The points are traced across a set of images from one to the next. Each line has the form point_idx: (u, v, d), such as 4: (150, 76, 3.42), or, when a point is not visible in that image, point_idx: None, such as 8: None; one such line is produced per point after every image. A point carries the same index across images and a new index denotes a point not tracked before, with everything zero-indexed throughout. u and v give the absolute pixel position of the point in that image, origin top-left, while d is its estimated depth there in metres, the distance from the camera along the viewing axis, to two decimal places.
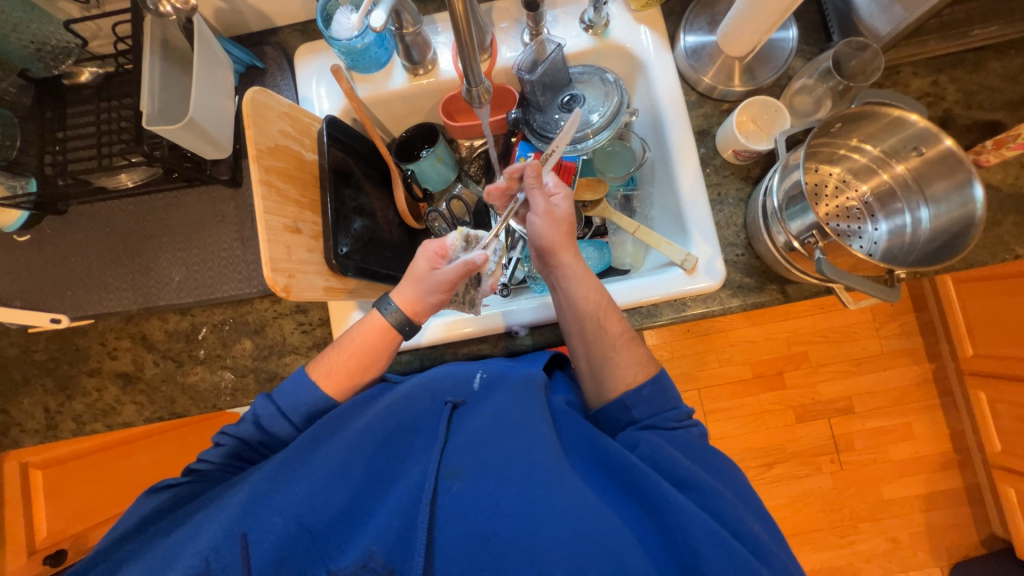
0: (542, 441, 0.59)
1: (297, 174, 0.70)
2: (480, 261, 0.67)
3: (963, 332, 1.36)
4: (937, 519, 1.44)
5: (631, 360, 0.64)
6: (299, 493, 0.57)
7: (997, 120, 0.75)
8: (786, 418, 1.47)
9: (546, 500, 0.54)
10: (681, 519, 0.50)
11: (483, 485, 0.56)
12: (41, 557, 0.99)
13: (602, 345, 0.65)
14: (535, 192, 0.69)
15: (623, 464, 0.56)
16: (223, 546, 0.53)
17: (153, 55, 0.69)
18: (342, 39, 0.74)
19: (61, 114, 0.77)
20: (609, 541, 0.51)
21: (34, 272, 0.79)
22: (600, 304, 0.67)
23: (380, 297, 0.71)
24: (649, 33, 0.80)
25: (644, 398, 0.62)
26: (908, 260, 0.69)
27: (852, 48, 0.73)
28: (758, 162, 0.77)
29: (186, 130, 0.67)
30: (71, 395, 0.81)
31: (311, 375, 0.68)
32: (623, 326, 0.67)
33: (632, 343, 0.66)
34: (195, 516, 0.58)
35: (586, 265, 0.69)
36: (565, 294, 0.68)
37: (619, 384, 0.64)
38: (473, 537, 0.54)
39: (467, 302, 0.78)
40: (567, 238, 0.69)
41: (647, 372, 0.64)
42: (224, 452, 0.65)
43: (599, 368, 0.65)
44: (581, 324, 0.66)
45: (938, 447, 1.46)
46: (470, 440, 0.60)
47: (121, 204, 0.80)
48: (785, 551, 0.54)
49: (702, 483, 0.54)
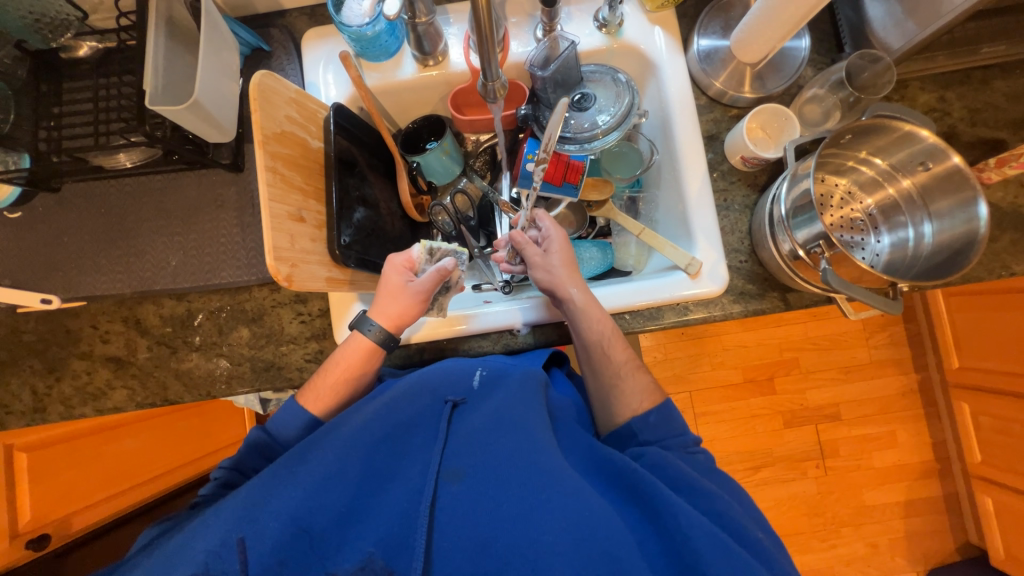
0: (542, 442, 0.58)
1: (303, 162, 0.69)
2: (451, 266, 0.71)
3: (950, 345, 1.39)
4: (916, 525, 1.48)
5: (638, 388, 0.66)
6: (294, 495, 0.55)
7: (1001, 139, 0.75)
8: (774, 423, 1.49)
9: (546, 503, 0.53)
10: (678, 518, 0.50)
11: (484, 487, 0.56)
12: (23, 542, 0.95)
13: (608, 372, 0.67)
14: (525, 246, 0.74)
15: (620, 465, 0.57)
16: (213, 554, 0.51)
17: (158, 32, 0.67)
18: (352, 25, 0.73)
19: (57, 88, 0.75)
20: (609, 543, 0.50)
21: (25, 250, 0.77)
22: (604, 333, 0.68)
23: (358, 318, 0.70)
24: (663, 35, 0.80)
25: (650, 423, 0.63)
26: (910, 273, 0.70)
27: (865, 61, 0.73)
28: (765, 170, 0.78)
29: (189, 112, 0.65)
30: (60, 377, 0.80)
31: (302, 402, 0.68)
32: (629, 354, 0.68)
33: (637, 372, 0.68)
34: (194, 523, 0.56)
35: (591, 295, 0.69)
36: (569, 321, 0.70)
37: (625, 412, 0.65)
38: (473, 538, 0.53)
39: (438, 307, 0.76)
40: (566, 274, 0.70)
41: (654, 399, 0.66)
42: (215, 485, 0.62)
43: (607, 393, 0.68)
44: (589, 353, 0.69)
45: (919, 456, 1.50)
46: (469, 443, 0.60)
47: (117, 184, 0.78)
48: (783, 557, 0.54)
49: (695, 483, 0.55)
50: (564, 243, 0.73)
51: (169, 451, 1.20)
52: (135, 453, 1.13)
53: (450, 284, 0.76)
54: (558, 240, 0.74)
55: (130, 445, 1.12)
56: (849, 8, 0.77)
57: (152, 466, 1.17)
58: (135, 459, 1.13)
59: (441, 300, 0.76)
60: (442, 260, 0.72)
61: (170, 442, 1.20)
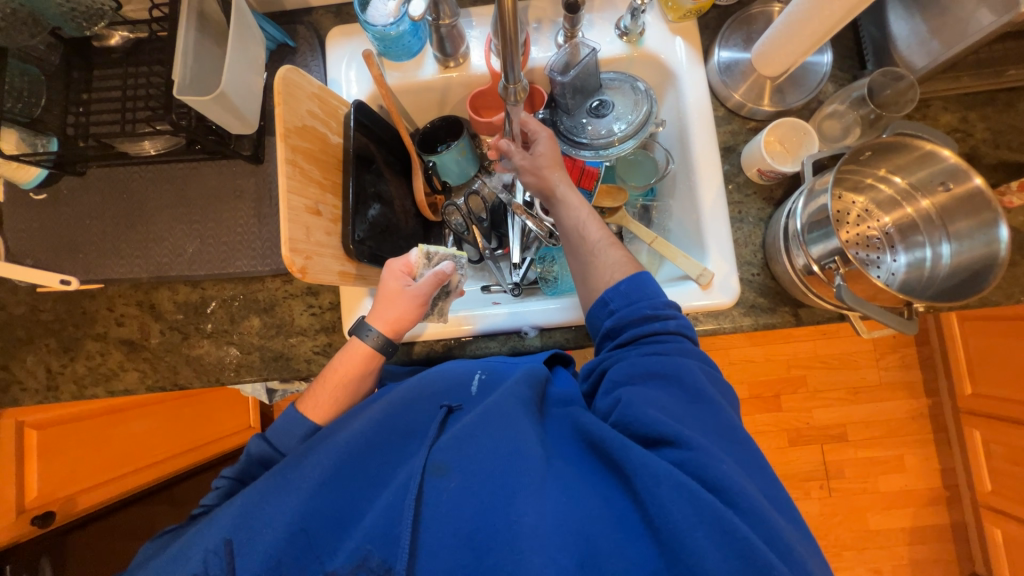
0: (526, 429, 0.55)
1: (322, 156, 0.70)
2: (449, 270, 0.71)
3: (963, 370, 1.36)
4: (921, 553, 1.45)
5: (612, 261, 0.66)
6: (289, 502, 0.54)
7: (1023, 163, 0.75)
8: (778, 441, 1.47)
9: (526, 487, 0.50)
10: (649, 483, 0.47)
11: (470, 480, 0.52)
12: (29, 517, 0.96)
13: (584, 250, 0.68)
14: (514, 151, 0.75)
15: (598, 435, 0.53)
16: (211, 556, 0.52)
17: (189, 24, 0.68)
18: (377, 25, 0.74)
19: (87, 76, 0.77)
20: (585, 523, 0.47)
21: (47, 231, 0.78)
22: (580, 217, 0.70)
23: (358, 323, 0.71)
24: (684, 45, 0.81)
25: (621, 291, 0.62)
26: (925, 294, 0.69)
27: (888, 78, 0.72)
28: (781, 184, 0.78)
29: (215, 103, 0.66)
30: (75, 357, 0.81)
31: (301, 410, 0.69)
32: (606, 232, 0.69)
33: (613, 247, 0.67)
34: (193, 530, 0.57)
35: (571, 186, 0.73)
36: (553, 214, 0.73)
37: (600, 283, 0.65)
38: (458, 532, 0.49)
39: (438, 311, 0.75)
40: (547, 169, 0.73)
41: (627, 272, 0.65)
42: (219, 494, 0.64)
43: (584, 272, 0.68)
44: (568, 238, 0.70)
45: (928, 483, 1.47)
46: (458, 434, 0.56)
47: (141, 170, 0.80)
48: (785, 521, 0.47)
49: (678, 440, 0.49)
50: (550, 143, 0.74)
51: (169, 437, 1.23)
52: (139, 437, 1.15)
53: (449, 288, 0.76)
54: (548, 139, 0.74)
55: (135, 428, 1.14)
56: (873, 26, 0.77)
57: (154, 452, 1.20)
58: (138, 443, 1.16)
59: (441, 304, 0.75)
60: (442, 264, 0.73)
61: (173, 428, 1.23)
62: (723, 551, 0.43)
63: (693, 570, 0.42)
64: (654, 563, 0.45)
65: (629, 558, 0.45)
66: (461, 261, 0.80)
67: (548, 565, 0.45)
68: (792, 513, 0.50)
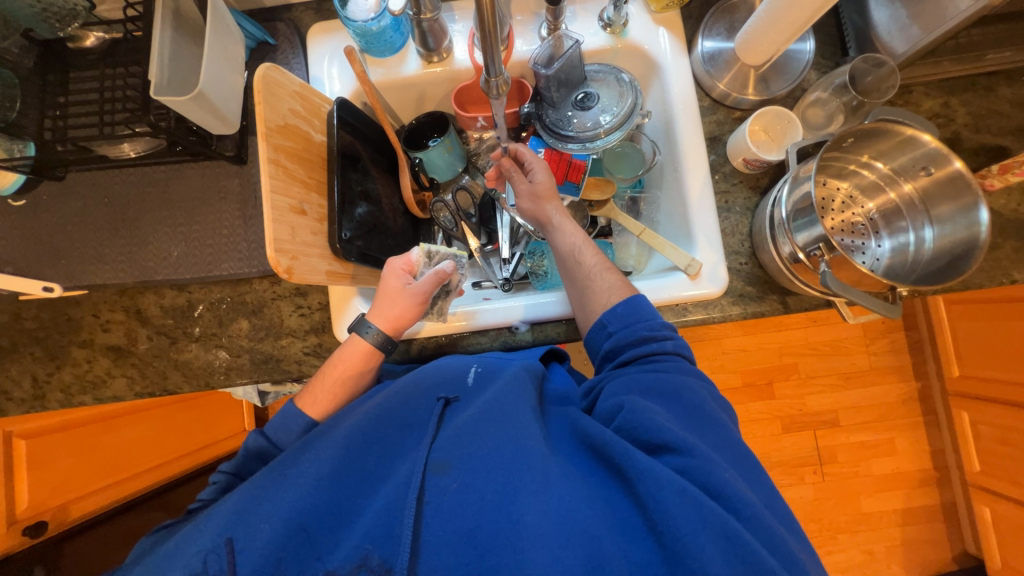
0: (528, 430, 0.55)
1: (306, 155, 0.69)
2: (450, 269, 0.72)
3: (950, 353, 1.39)
4: (913, 533, 1.48)
5: (607, 286, 0.67)
6: (286, 497, 0.53)
7: (1004, 146, 0.75)
8: (772, 428, 1.49)
9: (528, 486, 0.50)
10: (652, 486, 0.47)
11: (472, 478, 0.52)
12: (19, 529, 0.95)
13: (580, 276, 0.69)
14: (513, 175, 0.79)
15: (599, 438, 0.53)
16: (210, 555, 0.50)
17: (164, 24, 0.67)
18: (357, 20, 0.73)
19: (63, 77, 0.75)
20: (590, 523, 0.47)
21: (28, 238, 0.77)
22: (575, 244, 0.73)
23: (357, 319, 0.71)
24: (667, 35, 0.80)
25: (617, 313, 0.62)
26: (908, 279, 0.70)
27: (869, 65, 0.73)
28: (767, 173, 0.78)
29: (193, 102, 0.65)
30: (61, 365, 0.80)
31: (300, 405, 0.68)
32: (601, 259, 0.71)
33: (609, 271, 0.69)
34: (187, 528, 0.55)
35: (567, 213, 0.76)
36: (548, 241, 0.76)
37: (597, 305, 0.66)
38: (460, 529, 0.48)
39: (438, 311, 0.76)
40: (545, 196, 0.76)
41: (624, 295, 0.65)
42: (216, 489, 0.63)
43: (581, 296, 0.69)
44: (563, 263, 0.73)
45: (918, 464, 1.49)
46: (458, 434, 0.56)
47: (121, 173, 0.78)
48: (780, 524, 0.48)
49: (678, 444, 0.49)
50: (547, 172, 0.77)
51: (160, 442, 1.21)
52: (130, 444, 1.14)
53: (449, 287, 0.76)
54: (545, 168, 0.78)
55: (126, 435, 1.13)
56: (855, 13, 0.77)
57: (146, 458, 1.18)
58: (128, 450, 1.14)
59: (440, 304, 0.76)
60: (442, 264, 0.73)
61: (167, 433, 1.22)
62: (726, 555, 0.43)
63: (696, 571, 0.42)
64: (657, 566, 0.45)
65: (632, 560, 0.45)
66: (461, 258, 0.80)
67: (551, 565, 0.44)
68: (781, 508, 0.51)
